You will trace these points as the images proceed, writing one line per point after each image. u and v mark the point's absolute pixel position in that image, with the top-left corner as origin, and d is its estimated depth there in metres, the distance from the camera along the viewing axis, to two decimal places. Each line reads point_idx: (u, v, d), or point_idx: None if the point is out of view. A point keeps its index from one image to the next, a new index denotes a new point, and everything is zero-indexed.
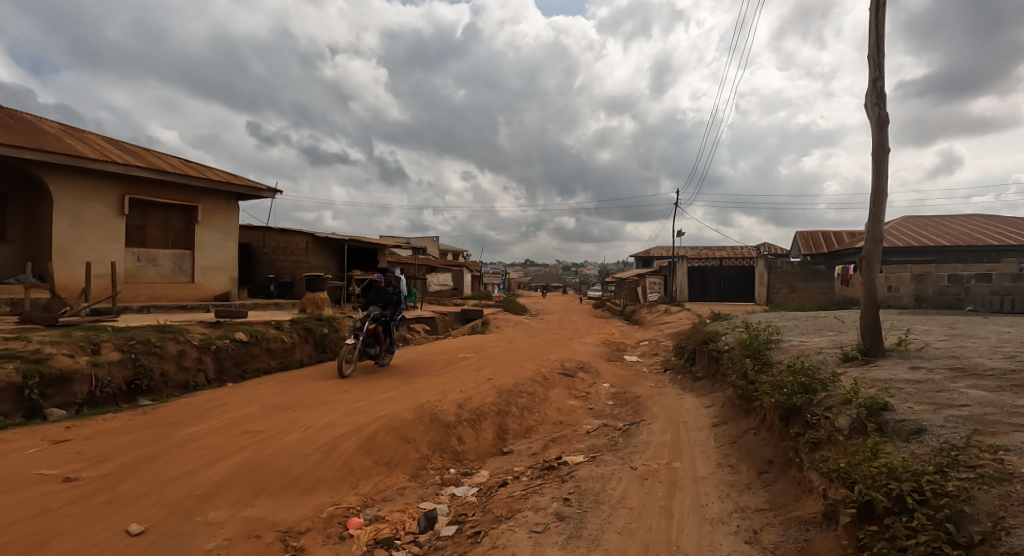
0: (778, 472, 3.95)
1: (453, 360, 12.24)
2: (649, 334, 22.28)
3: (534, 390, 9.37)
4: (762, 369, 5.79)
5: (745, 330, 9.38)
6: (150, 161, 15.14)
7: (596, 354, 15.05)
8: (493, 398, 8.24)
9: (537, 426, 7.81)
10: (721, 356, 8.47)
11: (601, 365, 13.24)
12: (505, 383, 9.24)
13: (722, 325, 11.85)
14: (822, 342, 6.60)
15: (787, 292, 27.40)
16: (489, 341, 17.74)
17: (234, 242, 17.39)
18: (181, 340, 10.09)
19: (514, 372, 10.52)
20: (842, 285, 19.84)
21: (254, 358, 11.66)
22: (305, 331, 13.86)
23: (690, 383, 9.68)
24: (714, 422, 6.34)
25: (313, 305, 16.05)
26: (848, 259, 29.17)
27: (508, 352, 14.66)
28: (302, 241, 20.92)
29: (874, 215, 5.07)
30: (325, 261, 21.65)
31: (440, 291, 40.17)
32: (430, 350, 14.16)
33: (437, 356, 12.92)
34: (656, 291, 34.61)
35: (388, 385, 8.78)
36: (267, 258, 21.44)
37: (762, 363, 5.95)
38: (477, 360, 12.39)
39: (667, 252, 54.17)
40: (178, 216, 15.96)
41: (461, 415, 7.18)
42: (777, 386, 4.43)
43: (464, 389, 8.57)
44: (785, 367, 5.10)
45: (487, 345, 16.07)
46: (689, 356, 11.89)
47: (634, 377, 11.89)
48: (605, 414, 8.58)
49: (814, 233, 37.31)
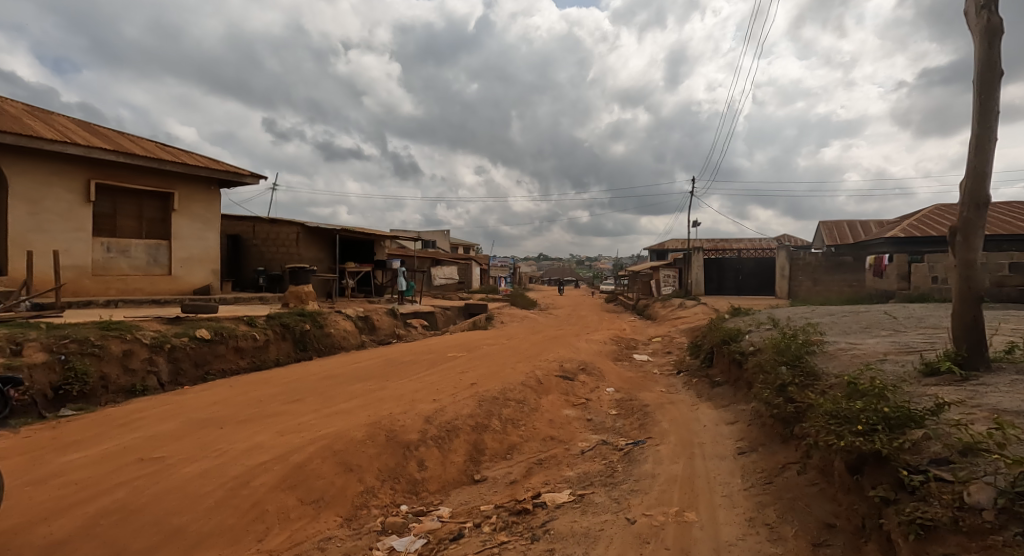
0: (847, 549, 2.62)
1: (438, 361, 11.03)
2: (663, 331, 20.78)
3: (524, 398, 8.06)
4: (806, 380, 4.41)
5: (776, 328, 7.93)
6: (120, 144, 14.05)
7: (601, 353, 13.62)
8: (471, 409, 6.91)
9: (521, 444, 6.50)
10: (747, 360, 7.05)
11: (606, 366, 11.84)
12: (490, 390, 7.96)
13: (745, 321, 10.38)
14: (880, 344, 5.22)
15: (810, 285, 26.12)
16: (488, 338, 16.50)
17: (215, 231, 16.26)
18: (128, 339, 8.93)
19: (504, 376, 9.19)
20: (874, 277, 18.24)
21: (218, 358, 10.50)
22: (283, 327, 12.83)
23: (707, 390, 8.27)
24: (739, 445, 4.97)
25: (295, 298, 15.04)
26: (876, 250, 27.39)
27: (505, 350, 13.42)
28: (292, 231, 19.97)
29: (977, 170, 4.13)
30: (318, 253, 20.66)
31: (445, 284, 38.85)
32: (419, 349, 12.88)
33: (424, 357, 11.64)
34: (671, 284, 32.96)
35: (352, 393, 7.53)
36: (257, 250, 20.42)
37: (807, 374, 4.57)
38: (466, 361, 11.13)
39: (682, 244, 52.54)
40: (154, 203, 14.86)
41: (426, 432, 5.88)
42: (837, 415, 3.08)
43: (439, 397, 7.29)
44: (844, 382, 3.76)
45: (483, 344, 14.75)
46: (706, 356, 10.45)
47: (642, 381, 10.49)
48: (606, 428, 7.29)
49: (839, 223, 35.38)
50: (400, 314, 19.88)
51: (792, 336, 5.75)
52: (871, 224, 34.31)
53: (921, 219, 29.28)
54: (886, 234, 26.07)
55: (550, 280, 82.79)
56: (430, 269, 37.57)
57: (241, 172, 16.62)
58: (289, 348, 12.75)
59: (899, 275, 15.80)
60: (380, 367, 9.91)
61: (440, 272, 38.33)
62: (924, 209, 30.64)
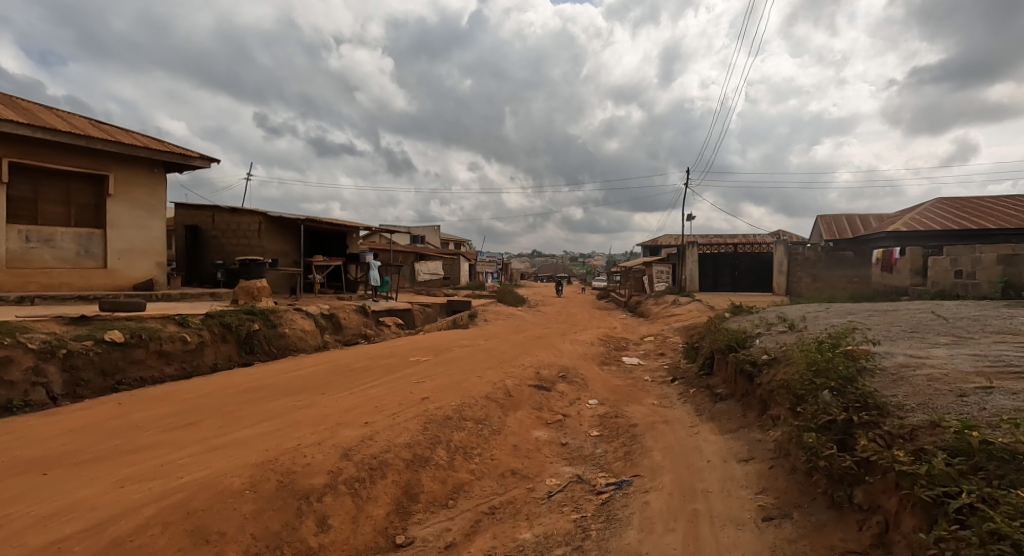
0: None
1: (397, 368, 9.56)
2: (655, 329, 19.36)
3: (485, 417, 6.62)
4: (874, 415, 2.97)
5: (795, 331, 6.51)
6: (41, 119, 12.38)
7: (586, 356, 12.17)
8: (410, 435, 5.39)
9: (471, 484, 4.99)
10: (761, 372, 5.60)
11: (591, 373, 10.36)
12: (441, 409, 6.47)
13: (750, 322, 8.97)
14: (955, 357, 3.79)
15: (810, 282, 24.89)
16: (463, 339, 15.01)
17: (159, 220, 14.65)
18: (7, 344, 7.42)
19: (467, 388, 7.71)
20: (882, 272, 16.90)
21: (135, 365, 8.92)
22: (224, 327, 11.23)
23: (709, 407, 6.85)
24: (762, 503, 3.54)
25: (246, 294, 13.46)
26: (878, 244, 26.15)
27: (479, 353, 11.96)
28: (253, 221, 18.25)
29: None
30: (283, 245, 19.01)
31: (429, 280, 37.18)
32: (381, 352, 11.35)
33: (382, 362, 10.11)
34: (664, 280, 31.60)
35: (267, 414, 5.96)
36: (217, 242, 18.85)
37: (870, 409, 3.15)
38: (429, 367, 9.65)
39: (674, 240, 51.30)
40: (85, 187, 13.20)
41: (338, 474, 4.38)
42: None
43: (375, 419, 5.80)
44: (967, 442, 2.34)
45: (455, 346, 13.22)
46: (706, 361, 9.01)
47: (632, 391, 9.02)
48: (584, 456, 5.88)
49: (837, 217, 34.13)
50: (371, 311, 18.36)
51: (829, 342, 4.27)
52: (870, 218, 33.09)
53: (924, 212, 28.07)
54: (887, 228, 24.89)
55: (544, 276, 81.12)
56: (413, 264, 35.89)
57: (189, 154, 15.00)
58: (232, 350, 11.22)
59: (913, 270, 14.42)
60: (322, 377, 8.34)
61: (424, 267, 36.65)
62: (926, 202, 29.40)
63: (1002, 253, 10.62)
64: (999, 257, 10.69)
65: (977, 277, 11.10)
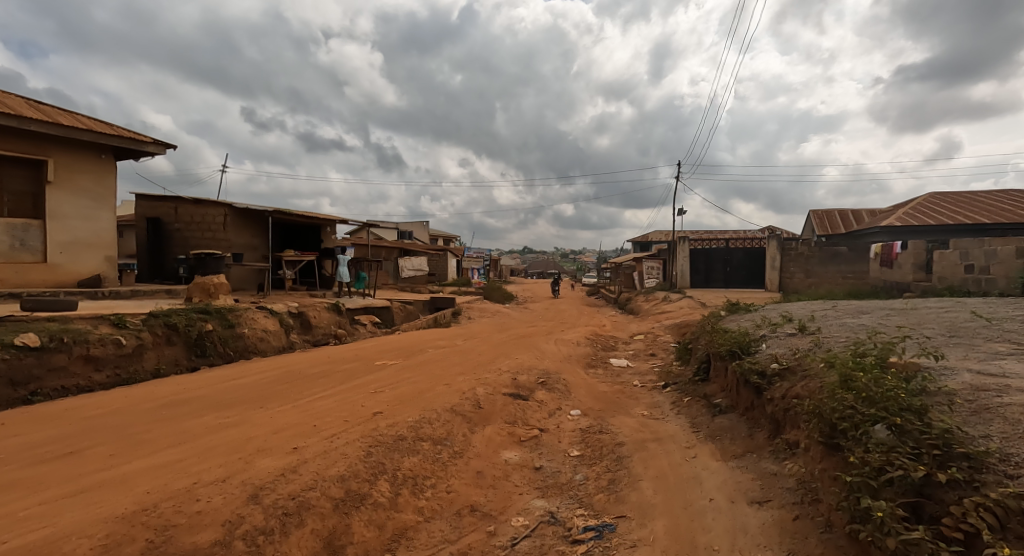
0: None
1: (358, 374, 8.56)
2: (646, 327, 18.48)
3: (445, 437, 5.62)
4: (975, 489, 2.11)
5: (807, 334, 5.58)
6: None
7: (571, 358, 11.22)
8: (347, 466, 4.39)
9: (416, 529, 4.00)
10: (772, 385, 4.65)
11: (574, 378, 9.40)
12: (393, 427, 5.48)
13: (748, 322, 8.04)
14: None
15: (803, 278, 24.32)
16: (441, 339, 14.01)
17: (108, 210, 13.48)
18: None
19: (431, 399, 6.72)
20: (882, 268, 16.14)
21: (55, 373, 7.84)
22: (169, 329, 10.11)
23: (708, 422, 5.91)
24: None
25: (201, 292, 12.32)
26: (872, 239, 25.54)
27: (453, 355, 10.99)
28: (218, 214, 16.94)
29: None
30: (251, 238, 17.80)
31: (414, 276, 36.01)
32: (345, 355, 10.31)
33: (342, 366, 9.07)
34: (654, 276, 30.86)
35: (178, 436, 4.90)
36: (180, 235, 17.74)
37: (959, 462, 2.23)
38: (394, 373, 8.66)
39: (664, 236, 50.67)
40: (21, 173, 12.00)
41: (236, 528, 3.38)
42: None
43: (308, 442, 4.79)
44: None
45: (430, 347, 12.21)
46: (700, 366, 8.08)
47: (620, 399, 8.10)
48: (559, 485, 4.94)
49: (829, 212, 33.49)
50: (345, 310, 17.29)
51: (870, 355, 3.33)
52: (863, 213, 32.46)
53: (918, 207, 27.48)
54: (881, 223, 24.20)
55: (534, 273, 80.19)
56: (397, 260, 34.76)
57: (141, 139, 13.84)
58: (179, 353, 10.14)
59: (916, 265, 13.60)
60: (266, 384, 7.30)
61: (408, 262, 35.49)
62: (919, 197, 28.89)
63: (1021, 245, 10.01)
64: (1018, 250, 10.07)
65: (991, 272, 10.46)
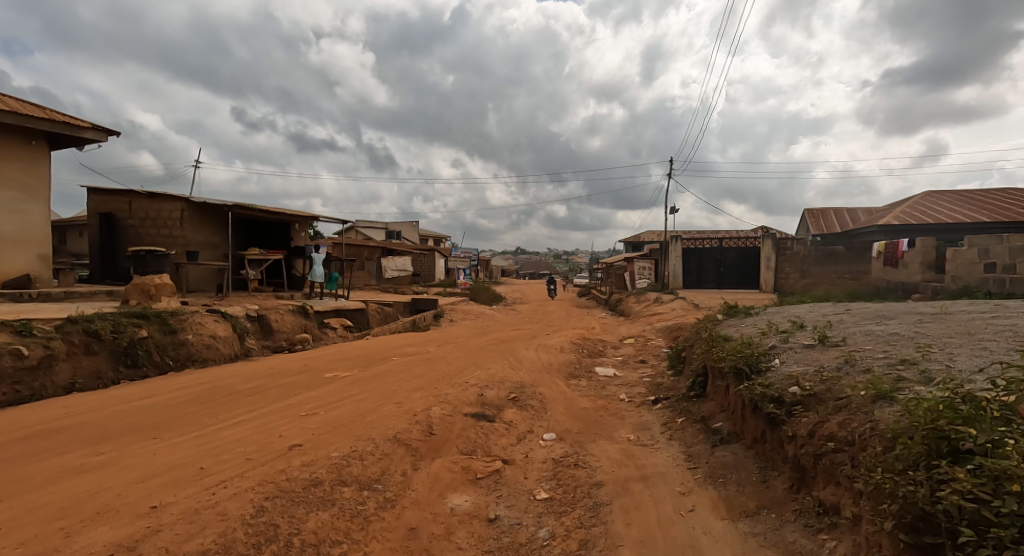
0: None
1: (299, 389, 7.36)
2: (636, 330, 17.38)
3: (377, 478, 4.44)
4: None
5: (835, 346, 4.45)
6: None
7: (551, 367, 10.07)
8: (218, 534, 3.21)
9: None
10: (792, 418, 3.52)
11: (552, 391, 8.26)
12: (309, 466, 4.31)
13: (751, 329, 6.90)
14: None
15: (798, 278, 23.43)
16: (412, 345, 12.82)
17: (39, 203, 12.27)
18: None
19: (371, 425, 5.51)
20: (886, 267, 15.16)
21: None
22: (90, 337, 8.93)
23: (708, 456, 4.77)
24: None
25: (140, 294, 11.09)
26: (870, 238, 24.65)
27: (420, 364, 9.82)
28: (175, 208, 15.51)
29: None
30: (211, 235, 16.44)
31: (398, 277, 34.74)
32: (295, 364, 9.07)
33: (285, 380, 7.86)
34: (646, 277, 29.82)
35: (7, 485, 3.70)
36: (134, 232, 16.54)
37: None
38: (343, 388, 7.46)
39: (656, 236, 49.75)
40: None
41: None
42: None
43: (180, 494, 3.59)
44: None
45: (396, 354, 11.03)
46: (697, 380, 6.93)
47: (603, 419, 6.98)
48: (510, 546, 3.78)
49: (825, 211, 32.57)
50: (312, 312, 16.05)
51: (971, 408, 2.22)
52: (859, 212, 31.52)
53: (915, 205, 26.65)
54: (878, 222, 23.34)
55: (526, 274, 79.07)
56: (380, 260, 33.47)
57: (79, 124, 12.65)
58: (102, 363, 8.93)
59: (925, 264, 12.60)
60: (177, 406, 6.06)
61: (392, 262, 34.20)
62: (916, 195, 28.12)
63: None
64: None
65: (1017, 271, 9.49)
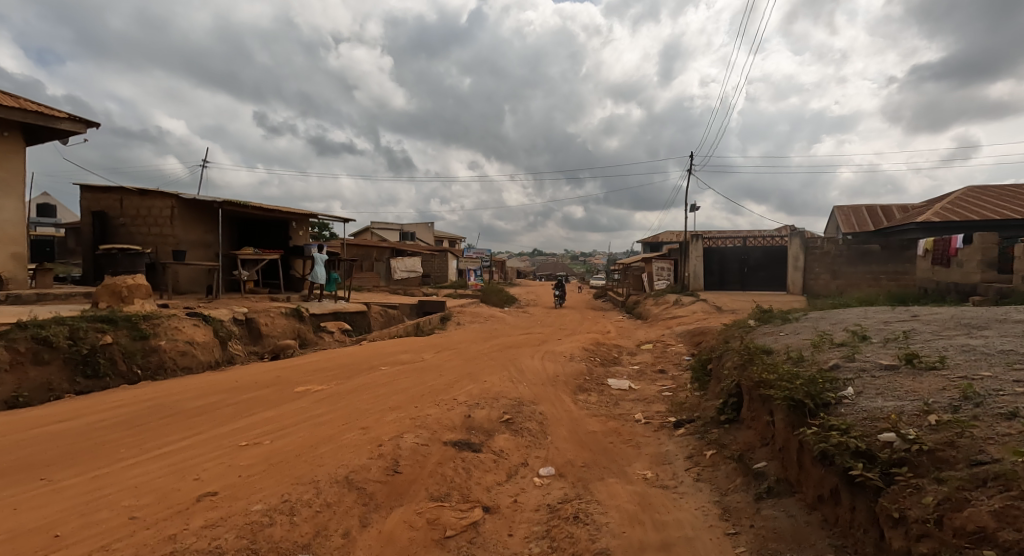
0: None
1: (259, 407, 6.31)
2: (655, 334, 16.08)
3: (306, 545, 3.34)
4: None
5: (933, 370, 3.23)
6: None
7: (558, 379, 8.89)
8: None
9: None
10: (893, 489, 2.33)
11: (556, 409, 7.10)
12: (211, 530, 3.21)
13: (798, 341, 5.70)
14: None
15: (829, 280, 21.89)
16: (407, 352, 11.76)
17: (14, 199, 11.51)
18: None
19: (320, 461, 4.40)
20: (934, 267, 13.65)
21: None
22: (42, 344, 8.13)
23: (751, 516, 3.60)
24: None
25: (110, 296, 10.20)
26: (908, 235, 22.92)
27: (410, 375, 8.73)
28: (164, 206, 14.70)
29: None
30: (204, 234, 15.61)
31: (408, 278, 33.81)
32: (267, 375, 8.06)
33: (247, 395, 6.82)
34: (665, 278, 28.43)
35: None
36: (126, 231, 15.87)
37: None
38: (310, 406, 6.40)
39: (675, 236, 48.14)
40: None
41: None
42: None
43: None
44: None
45: (386, 363, 9.97)
46: (729, 402, 5.75)
47: (614, 448, 5.81)
48: None
49: (856, 208, 30.77)
50: (308, 315, 15.14)
51: None
52: (893, 208, 29.64)
53: (956, 201, 24.83)
54: (917, 218, 21.66)
55: (542, 275, 77.83)
56: (390, 260, 32.61)
57: (54, 115, 11.84)
58: (54, 374, 8.07)
59: (984, 263, 11.17)
60: (95, 430, 5.03)
61: (402, 263, 33.32)
62: (957, 190, 26.22)
63: None
64: None
65: None
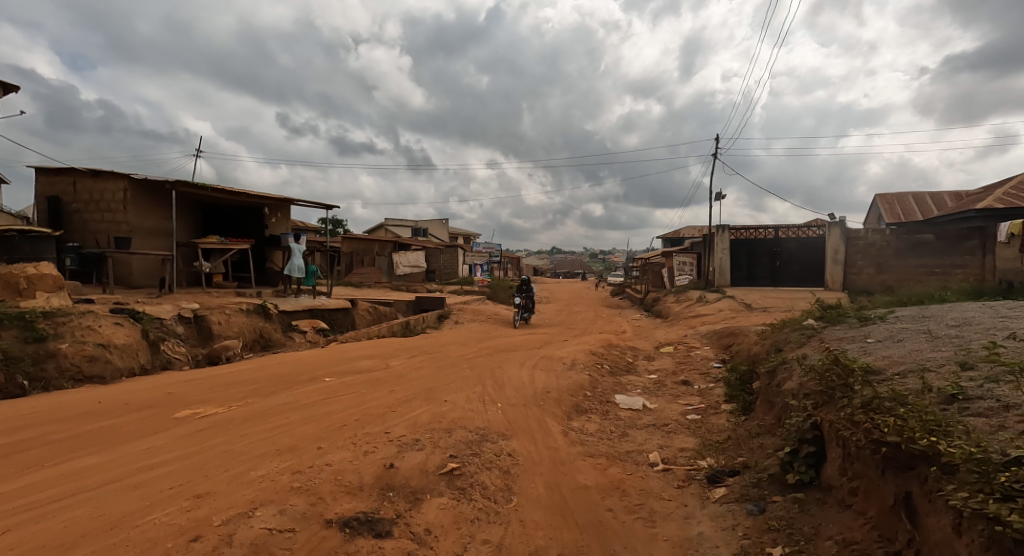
0: None
1: (81, 446, 4.24)
2: (675, 335, 13.78)
3: None
4: None
5: None
6: None
7: (550, 398, 6.68)
8: None
9: None
10: None
11: (534, 448, 4.93)
12: None
13: (926, 357, 3.44)
14: None
15: (873, 274, 19.22)
16: (372, 356, 9.66)
17: None
18: None
19: None
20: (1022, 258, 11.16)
21: None
22: None
23: None
24: None
25: (4, 289, 8.44)
26: (968, 224, 20.06)
27: (352, 391, 6.60)
28: (115, 188, 12.87)
29: None
30: (162, 221, 13.82)
31: (411, 274, 31.68)
32: (157, 392, 6.02)
33: (96, 423, 4.77)
34: (686, 274, 26.12)
35: None
36: (80, 219, 13.65)
37: None
38: (163, 443, 4.32)
39: (697, 230, 45.18)
40: None
41: None
42: None
43: None
44: None
45: (336, 373, 7.86)
46: (800, 452, 3.55)
47: (615, 525, 3.61)
48: None
49: (901, 196, 27.73)
50: (276, 314, 13.23)
51: None
52: (944, 196, 26.52)
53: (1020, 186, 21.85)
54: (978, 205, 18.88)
55: (559, 273, 75.32)
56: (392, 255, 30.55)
57: None
58: None
59: None
60: None
61: (405, 258, 31.29)
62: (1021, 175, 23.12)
63: None
64: None
65: None
